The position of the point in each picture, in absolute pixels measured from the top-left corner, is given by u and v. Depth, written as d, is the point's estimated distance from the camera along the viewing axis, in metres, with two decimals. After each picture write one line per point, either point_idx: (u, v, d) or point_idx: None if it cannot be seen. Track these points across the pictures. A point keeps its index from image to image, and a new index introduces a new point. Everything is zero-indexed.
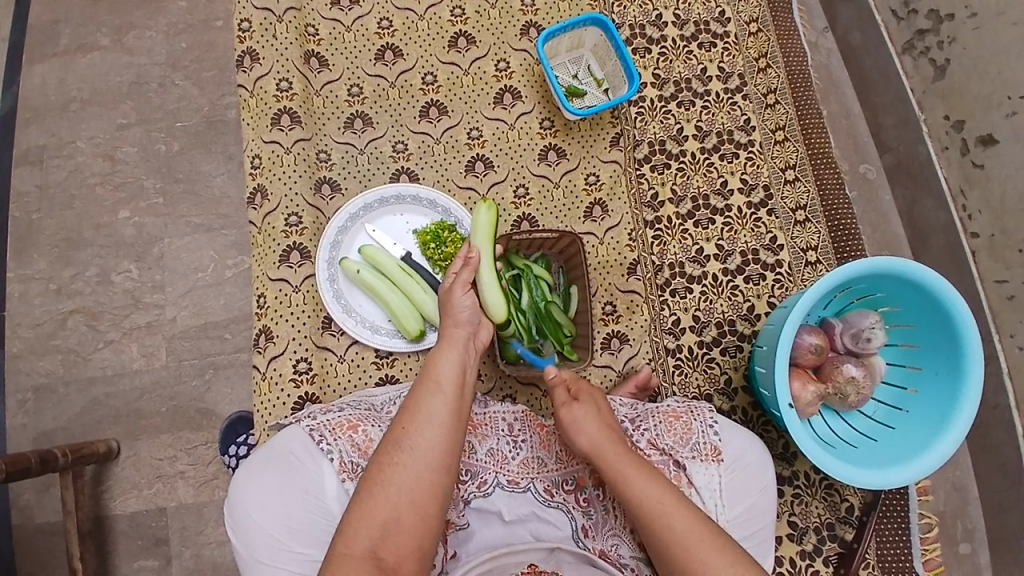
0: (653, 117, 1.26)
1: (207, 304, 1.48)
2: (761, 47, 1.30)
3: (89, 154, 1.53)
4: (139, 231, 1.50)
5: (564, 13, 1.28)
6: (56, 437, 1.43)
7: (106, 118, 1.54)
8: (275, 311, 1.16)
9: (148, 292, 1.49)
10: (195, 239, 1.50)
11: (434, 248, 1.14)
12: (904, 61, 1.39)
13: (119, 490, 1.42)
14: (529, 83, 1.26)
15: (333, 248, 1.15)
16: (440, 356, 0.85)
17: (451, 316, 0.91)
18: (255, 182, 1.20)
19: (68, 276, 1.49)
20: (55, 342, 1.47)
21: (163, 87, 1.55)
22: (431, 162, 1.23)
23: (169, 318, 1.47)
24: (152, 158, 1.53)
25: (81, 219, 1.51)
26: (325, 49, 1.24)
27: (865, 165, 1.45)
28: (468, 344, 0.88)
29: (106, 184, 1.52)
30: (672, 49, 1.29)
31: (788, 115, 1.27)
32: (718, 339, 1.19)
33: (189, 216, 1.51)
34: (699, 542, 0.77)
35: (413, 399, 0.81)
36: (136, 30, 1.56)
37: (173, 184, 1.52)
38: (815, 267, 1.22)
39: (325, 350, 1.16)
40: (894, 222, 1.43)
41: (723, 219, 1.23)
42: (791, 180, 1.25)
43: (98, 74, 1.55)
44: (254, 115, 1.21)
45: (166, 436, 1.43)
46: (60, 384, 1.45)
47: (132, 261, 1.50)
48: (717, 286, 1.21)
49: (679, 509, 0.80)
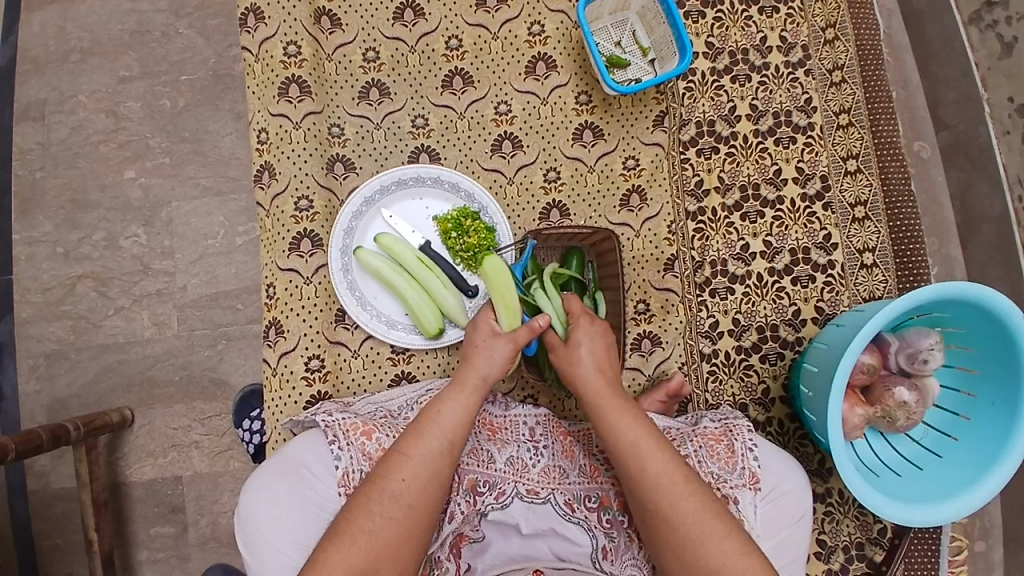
0: (703, 94, 1.14)
1: (219, 272, 1.48)
2: (829, 15, 1.16)
3: (91, 109, 1.50)
4: (146, 194, 1.49)
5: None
6: (71, 403, 1.48)
7: (108, 71, 1.50)
8: (285, 304, 1.03)
9: (157, 258, 1.49)
10: (204, 203, 1.49)
11: (456, 239, 1.03)
12: (970, 34, 1.28)
13: (136, 458, 1.46)
14: (566, 50, 1.11)
15: (347, 235, 1.04)
16: (445, 400, 0.84)
17: (473, 364, 0.89)
18: (261, 160, 1.05)
19: (75, 239, 1.49)
20: (65, 308, 1.49)
21: (166, 36, 1.50)
22: (454, 140, 1.10)
23: (180, 286, 1.49)
24: (156, 115, 1.50)
25: (87, 179, 1.50)
26: (337, 6, 1.10)
27: (919, 142, 1.32)
28: (478, 389, 0.87)
29: (110, 142, 1.50)
30: (729, 13, 1.16)
31: (854, 96, 1.13)
32: (759, 345, 1.10)
33: (197, 178, 1.49)
34: (672, 486, 0.78)
35: (415, 445, 0.80)
36: None
37: (180, 143, 1.49)
38: (871, 271, 1.10)
39: (339, 345, 1.05)
40: (946, 209, 1.31)
41: (773, 212, 1.12)
42: (852, 171, 1.12)
43: (98, 22, 1.51)
44: (260, 83, 1.06)
45: (179, 406, 1.47)
46: (71, 350, 1.48)
47: (140, 226, 1.49)
48: (761, 287, 1.11)
49: (659, 453, 0.80)
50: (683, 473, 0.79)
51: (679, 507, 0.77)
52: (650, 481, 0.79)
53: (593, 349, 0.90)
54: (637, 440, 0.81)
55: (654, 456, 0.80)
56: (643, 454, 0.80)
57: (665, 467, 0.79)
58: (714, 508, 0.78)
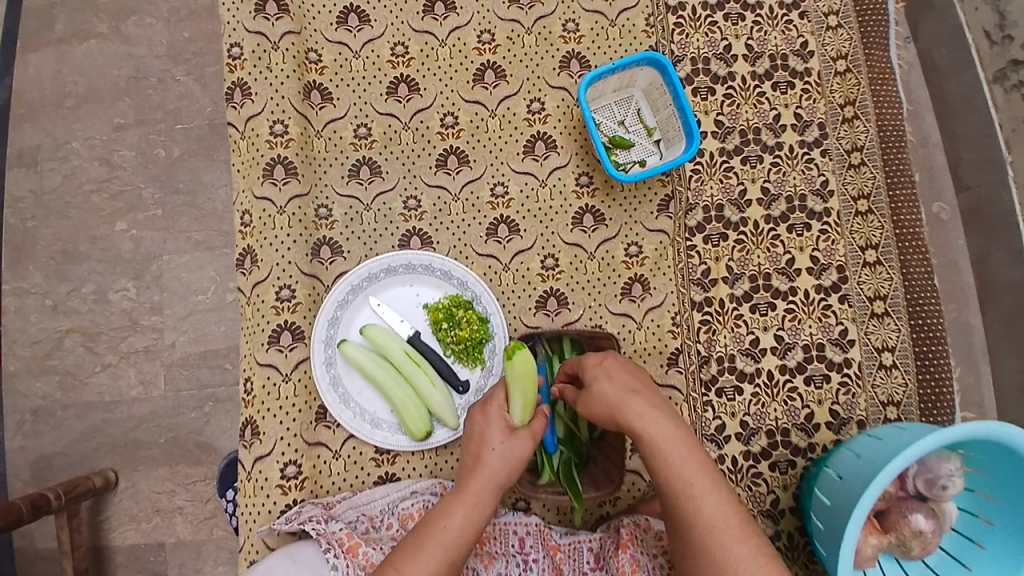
0: (710, 176, 1.07)
1: (207, 330, 1.44)
2: (848, 91, 1.09)
3: (85, 157, 1.47)
4: (136, 246, 1.45)
5: (585, 6, 1.08)
6: (55, 461, 1.42)
7: (103, 118, 1.47)
8: (263, 403, 0.97)
9: (146, 314, 1.44)
10: (195, 257, 1.45)
11: (447, 329, 0.99)
12: (995, 92, 1.26)
13: (119, 521, 1.41)
14: (567, 129, 1.06)
15: (331, 326, 0.98)
16: (452, 508, 0.79)
17: (485, 464, 0.82)
18: (243, 244, 1.00)
19: (64, 292, 1.45)
20: (52, 363, 1.44)
21: (163, 83, 1.47)
22: (447, 223, 1.05)
23: (168, 343, 1.44)
24: (150, 164, 1.46)
25: (78, 231, 1.46)
26: (328, 79, 1.05)
27: (937, 203, 1.25)
28: (488, 488, 0.81)
29: (103, 193, 1.46)
30: (740, 89, 1.09)
31: (874, 180, 1.07)
32: (767, 451, 1.03)
33: (189, 231, 1.45)
34: (724, 528, 0.76)
35: (412, 561, 0.75)
36: (135, 17, 1.48)
37: (173, 195, 1.45)
38: (890, 371, 1.03)
39: (319, 446, 0.98)
40: (965, 274, 1.23)
41: (786, 303, 1.05)
42: (871, 262, 1.05)
43: (94, 67, 1.47)
44: (245, 161, 1.01)
45: (163, 469, 1.41)
46: (57, 407, 1.43)
47: (130, 279, 1.45)
48: (772, 387, 1.04)
49: (710, 491, 0.77)
50: (731, 513, 0.77)
51: (733, 551, 0.75)
52: (700, 520, 0.76)
53: (614, 372, 0.84)
54: (688, 470, 0.78)
55: (703, 494, 0.77)
56: (693, 492, 0.77)
57: (716, 506, 0.77)
58: (763, 551, 0.75)
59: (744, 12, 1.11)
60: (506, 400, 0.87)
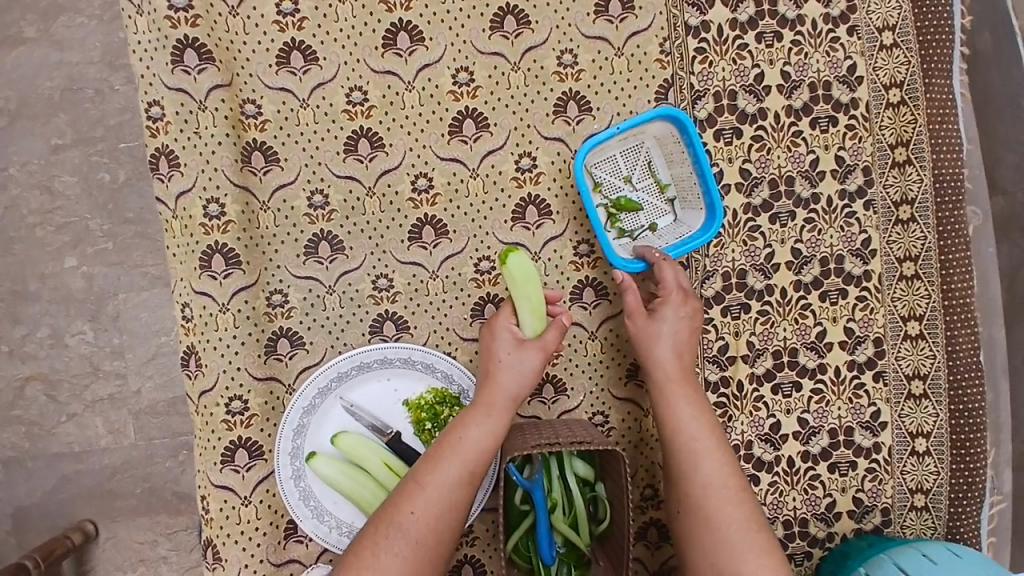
0: (733, 237, 0.93)
1: (174, 375, 1.29)
2: (902, 129, 0.92)
3: (23, 183, 1.26)
4: (88, 283, 1.27)
5: (584, 30, 0.90)
6: (34, 514, 1.29)
7: (39, 138, 1.26)
8: (221, 526, 0.86)
9: (107, 358, 1.28)
10: (156, 295, 1.28)
11: (431, 430, 0.87)
12: None
13: (103, 571, 1.30)
14: (563, 189, 0.91)
15: (298, 435, 0.86)
16: (467, 421, 0.78)
17: (496, 380, 0.80)
18: (185, 346, 0.86)
19: (18, 336, 1.28)
20: (16, 413, 1.28)
21: (102, 95, 1.26)
22: (425, 305, 0.91)
23: (134, 390, 1.29)
24: (95, 191, 1.26)
25: (24, 268, 1.27)
26: (272, 137, 0.87)
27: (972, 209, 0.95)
28: (502, 411, 0.79)
29: (47, 225, 1.27)
30: (772, 130, 0.92)
31: (924, 240, 0.92)
32: (784, 543, 0.93)
33: (145, 266, 1.28)
34: (720, 492, 0.77)
35: (431, 472, 0.75)
36: (65, 16, 1.25)
37: (123, 226, 1.27)
38: (922, 458, 0.93)
39: (290, 563, 0.88)
40: None
41: (812, 382, 0.93)
42: (913, 334, 0.93)
43: (24, 77, 1.25)
44: (180, 247, 0.85)
45: (142, 519, 1.30)
46: (28, 457, 1.29)
47: (86, 321, 1.28)
48: (792, 476, 0.93)
49: (719, 456, 0.79)
50: (733, 479, 0.78)
51: (727, 517, 0.76)
52: (703, 483, 0.77)
53: (667, 323, 0.84)
54: (702, 440, 0.79)
55: (713, 458, 0.78)
56: (703, 454, 0.79)
57: (718, 471, 0.78)
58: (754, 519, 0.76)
59: (781, 30, 0.92)
60: (515, 313, 0.84)
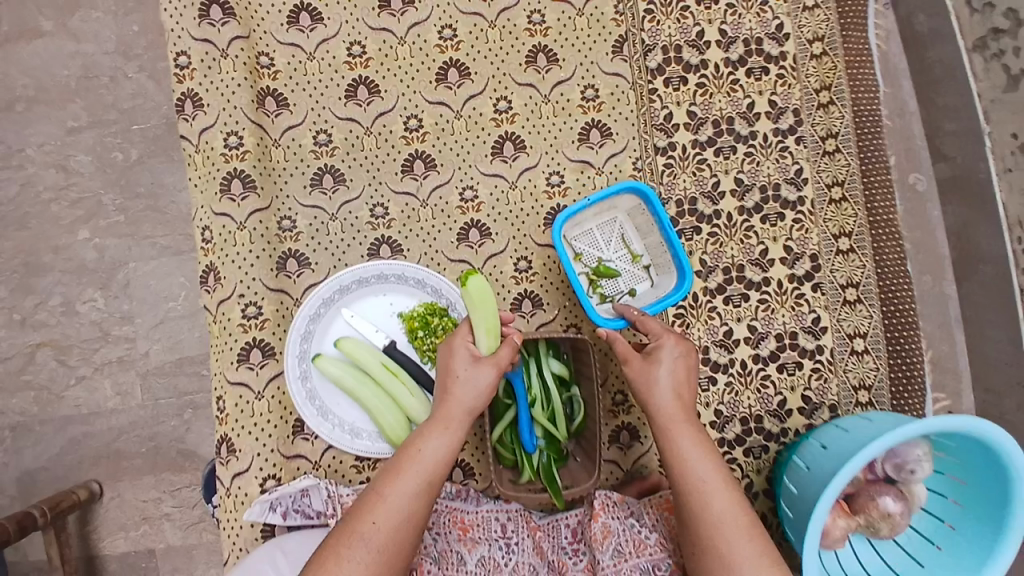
0: (684, 169, 1.07)
1: (180, 337, 1.36)
2: (825, 76, 1.08)
3: (40, 164, 1.38)
4: (100, 255, 1.36)
5: None
6: (39, 477, 1.35)
7: (55, 121, 1.38)
8: (236, 420, 0.96)
9: (116, 324, 1.37)
10: (162, 263, 1.37)
11: (422, 338, 0.98)
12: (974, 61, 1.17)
13: (107, 530, 1.34)
14: (534, 128, 1.05)
15: (305, 340, 0.97)
16: (425, 436, 0.79)
17: (454, 394, 0.81)
18: (206, 261, 0.98)
19: (30, 305, 1.37)
20: (26, 378, 1.36)
21: (115, 81, 1.37)
22: (416, 231, 1.03)
23: (141, 352, 1.36)
24: (107, 168, 1.37)
25: (39, 241, 1.37)
26: (282, 85, 1.02)
27: (914, 173, 1.20)
28: (461, 421, 0.81)
29: (61, 201, 1.37)
30: (713, 77, 1.08)
31: (848, 167, 1.07)
32: (742, 438, 1.04)
33: (154, 237, 1.37)
34: (713, 498, 0.78)
35: (390, 485, 0.76)
36: (82, 11, 1.38)
37: (133, 199, 1.36)
38: (862, 357, 1.05)
39: (298, 458, 0.98)
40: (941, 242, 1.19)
41: (758, 294, 1.06)
42: (844, 250, 1.06)
43: (42, 67, 1.38)
44: (202, 176, 0.98)
45: (148, 477, 1.34)
46: (35, 422, 1.36)
47: (97, 289, 1.36)
48: (745, 375, 1.05)
49: (710, 463, 0.80)
50: (722, 484, 0.79)
51: (718, 515, 0.77)
52: (696, 492, 0.78)
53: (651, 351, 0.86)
54: (690, 448, 0.81)
55: (702, 464, 0.79)
56: (694, 467, 0.79)
57: (712, 472, 0.79)
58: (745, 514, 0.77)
59: None
60: (471, 333, 0.86)
